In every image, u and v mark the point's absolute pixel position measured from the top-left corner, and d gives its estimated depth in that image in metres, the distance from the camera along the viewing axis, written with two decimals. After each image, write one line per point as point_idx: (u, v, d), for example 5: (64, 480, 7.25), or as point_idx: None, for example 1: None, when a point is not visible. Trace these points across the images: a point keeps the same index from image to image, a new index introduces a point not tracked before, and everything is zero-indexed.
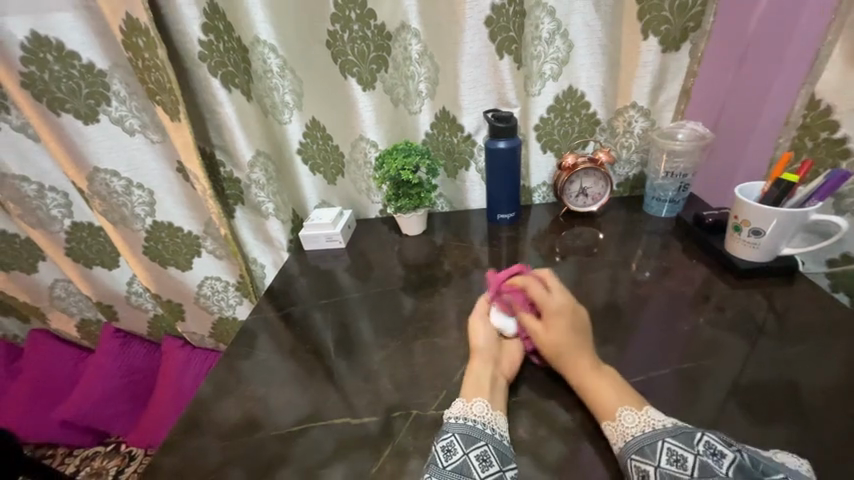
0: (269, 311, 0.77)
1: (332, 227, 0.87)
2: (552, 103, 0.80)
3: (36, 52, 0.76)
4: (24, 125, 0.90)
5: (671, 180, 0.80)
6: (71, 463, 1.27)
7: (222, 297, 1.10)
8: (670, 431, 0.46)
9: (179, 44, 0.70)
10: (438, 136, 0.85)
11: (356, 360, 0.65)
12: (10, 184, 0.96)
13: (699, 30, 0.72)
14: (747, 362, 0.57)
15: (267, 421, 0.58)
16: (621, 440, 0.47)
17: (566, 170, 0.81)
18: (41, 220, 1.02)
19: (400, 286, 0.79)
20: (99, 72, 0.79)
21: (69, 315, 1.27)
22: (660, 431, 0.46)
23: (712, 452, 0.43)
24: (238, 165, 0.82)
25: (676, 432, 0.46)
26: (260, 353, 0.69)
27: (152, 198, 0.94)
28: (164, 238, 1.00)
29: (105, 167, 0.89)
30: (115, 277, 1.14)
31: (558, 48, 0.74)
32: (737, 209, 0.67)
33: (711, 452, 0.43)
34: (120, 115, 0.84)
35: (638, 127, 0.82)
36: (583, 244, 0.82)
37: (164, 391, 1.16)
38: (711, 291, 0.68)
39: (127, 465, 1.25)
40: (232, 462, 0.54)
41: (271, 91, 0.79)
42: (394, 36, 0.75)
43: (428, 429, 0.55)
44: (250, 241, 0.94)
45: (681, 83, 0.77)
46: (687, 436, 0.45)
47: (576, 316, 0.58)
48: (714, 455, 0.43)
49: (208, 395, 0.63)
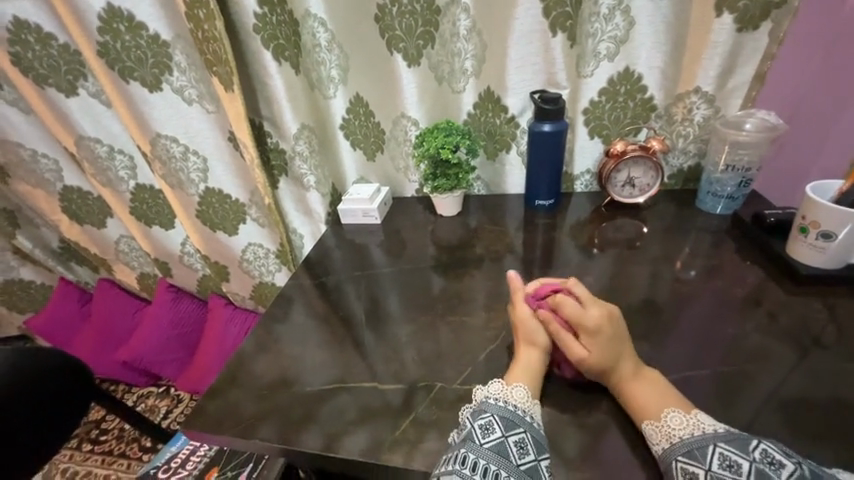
0: (306, 279, 0.81)
1: (369, 203, 0.89)
2: (604, 86, 0.75)
3: (110, 22, 0.82)
4: (99, 92, 0.98)
5: (731, 174, 0.74)
6: (130, 398, 1.46)
7: (264, 262, 1.17)
8: (722, 435, 0.44)
9: (236, 16, 0.72)
10: (480, 116, 0.83)
11: (385, 332, 0.68)
12: (85, 145, 1.06)
13: (784, 5, 0.64)
14: (792, 373, 0.53)
15: (301, 380, 0.62)
16: (666, 441, 0.46)
17: (613, 157, 0.77)
18: (110, 180, 1.13)
19: (431, 265, 0.80)
20: (164, 43, 0.84)
21: (131, 269, 1.40)
22: (711, 435, 0.44)
23: (770, 461, 0.41)
24: (284, 136, 0.85)
25: (728, 437, 0.44)
26: (296, 316, 0.73)
27: (206, 165, 1.01)
28: (214, 204, 1.08)
29: (166, 133, 0.96)
30: (170, 236, 1.24)
31: (617, 25, 0.69)
32: (806, 208, 0.61)
33: (769, 462, 0.41)
34: (180, 85, 0.89)
35: (700, 114, 0.76)
36: (625, 236, 0.78)
37: (208, 344, 1.27)
38: (764, 296, 0.63)
39: (175, 405, 1.42)
40: (267, 412, 0.59)
41: (318, 65, 0.81)
42: (444, 10, 0.74)
43: (450, 405, 0.56)
44: (291, 211, 0.98)
45: (756, 67, 0.70)
46: (741, 442, 0.43)
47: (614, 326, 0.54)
48: (771, 464, 0.41)
49: (249, 350, 0.68)
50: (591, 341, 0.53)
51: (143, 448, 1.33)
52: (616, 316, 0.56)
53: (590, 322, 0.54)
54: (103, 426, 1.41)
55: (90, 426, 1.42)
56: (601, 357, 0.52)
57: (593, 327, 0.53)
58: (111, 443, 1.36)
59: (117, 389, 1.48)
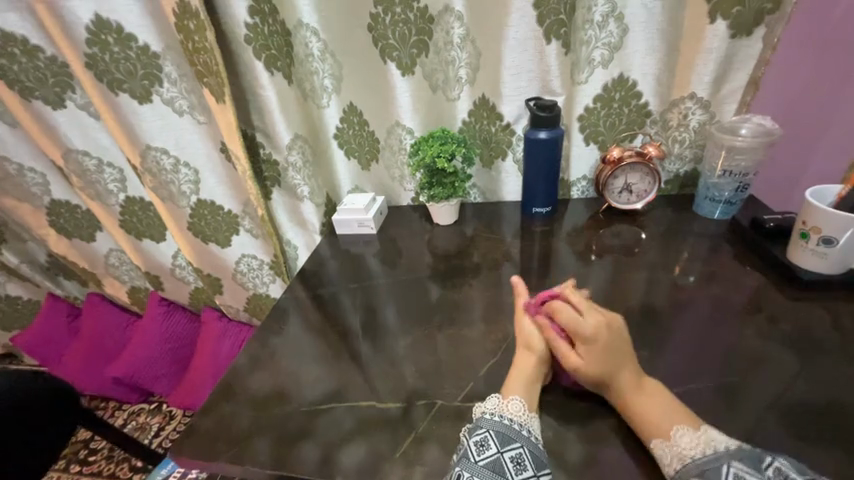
0: (300, 291, 0.79)
1: (364, 212, 0.88)
2: (600, 93, 0.75)
3: (98, 34, 0.81)
4: (87, 104, 0.96)
5: (728, 180, 0.74)
6: (120, 416, 1.41)
7: (257, 274, 1.15)
8: (734, 453, 0.43)
9: (227, 26, 0.71)
10: (476, 124, 0.83)
11: (381, 345, 0.66)
12: (73, 158, 1.04)
13: (778, 11, 0.64)
14: (797, 379, 0.52)
15: (294, 397, 0.60)
16: (678, 462, 0.44)
17: (610, 164, 0.76)
18: (99, 193, 1.10)
19: (428, 275, 0.78)
20: (153, 54, 0.83)
21: (121, 283, 1.37)
22: (722, 453, 0.43)
23: (783, 479, 0.40)
24: (277, 147, 0.84)
25: (741, 455, 0.43)
26: (289, 330, 0.71)
27: (197, 177, 0.99)
28: (206, 216, 1.06)
29: (156, 145, 0.94)
30: (162, 249, 1.21)
31: (610, 33, 0.69)
32: (806, 214, 0.61)
33: (783, 479, 0.40)
34: (170, 96, 0.88)
35: (695, 120, 0.76)
36: (623, 243, 0.78)
37: (201, 359, 1.24)
38: (765, 302, 0.63)
39: (167, 423, 1.38)
40: (259, 432, 0.56)
41: (311, 75, 0.80)
42: (437, 20, 0.73)
43: (449, 420, 0.54)
44: (285, 222, 0.97)
45: (750, 72, 0.70)
46: (754, 460, 0.42)
47: (612, 335, 0.54)
48: None
49: (241, 367, 0.66)
50: (588, 346, 0.53)
51: (133, 467, 1.29)
52: (615, 324, 0.55)
53: (586, 330, 0.54)
54: (92, 446, 1.37)
55: (78, 446, 1.37)
56: (599, 368, 0.51)
57: (589, 336, 0.53)
58: (101, 463, 1.32)
59: (107, 407, 1.44)
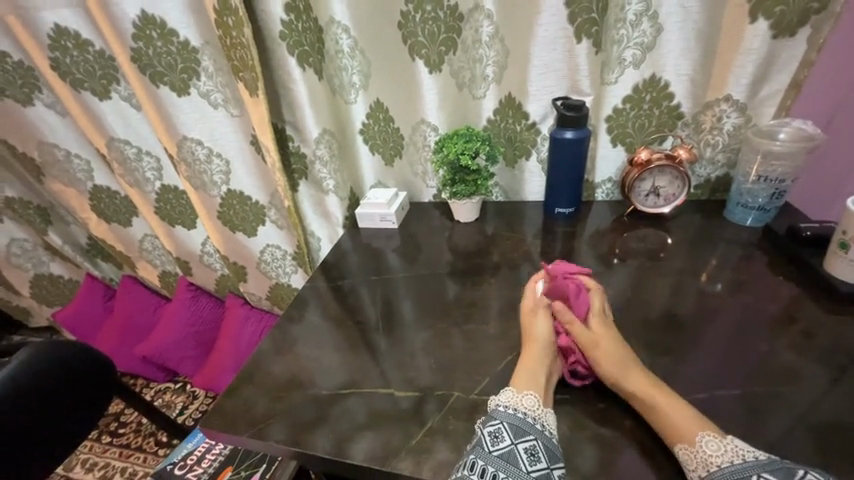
0: (322, 282, 0.82)
1: (386, 207, 0.90)
2: (630, 93, 0.73)
3: (144, 29, 0.85)
4: (130, 95, 1.02)
5: (762, 186, 0.72)
6: (148, 393, 1.49)
7: (280, 264, 1.19)
8: (765, 465, 0.42)
9: (263, 22, 0.73)
10: (501, 123, 0.83)
11: (399, 337, 0.68)
12: (115, 146, 1.10)
13: (824, 11, 0.62)
14: (828, 396, 0.50)
15: (314, 384, 0.62)
16: (703, 468, 0.43)
17: (638, 167, 0.75)
18: (137, 180, 1.17)
19: (447, 271, 0.79)
20: (193, 49, 0.87)
21: (153, 266, 1.44)
22: (753, 464, 0.42)
23: None
24: (305, 141, 0.86)
25: (772, 466, 0.41)
26: (311, 318, 0.74)
27: (229, 168, 1.03)
28: (235, 205, 1.10)
29: (192, 136, 0.99)
30: (192, 236, 1.27)
31: (644, 31, 0.68)
32: (846, 223, 0.59)
33: None
34: (207, 89, 0.92)
35: (730, 123, 0.73)
36: (647, 247, 0.76)
37: (225, 343, 1.29)
38: (799, 314, 0.60)
39: (191, 402, 1.45)
40: (279, 414, 0.59)
41: (340, 71, 0.82)
42: (467, 17, 0.74)
43: (462, 415, 0.55)
44: (309, 214, 0.99)
45: (792, 75, 0.68)
46: (786, 472, 0.41)
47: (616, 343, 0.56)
48: None
49: (264, 351, 0.69)
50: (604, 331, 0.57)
51: (158, 442, 1.36)
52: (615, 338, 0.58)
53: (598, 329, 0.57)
54: (121, 419, 1.44)
55: (109, 418, 1.45)
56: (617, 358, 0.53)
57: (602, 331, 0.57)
58: (129, 436, 1.40)
59: (137, 383, 1.52)
